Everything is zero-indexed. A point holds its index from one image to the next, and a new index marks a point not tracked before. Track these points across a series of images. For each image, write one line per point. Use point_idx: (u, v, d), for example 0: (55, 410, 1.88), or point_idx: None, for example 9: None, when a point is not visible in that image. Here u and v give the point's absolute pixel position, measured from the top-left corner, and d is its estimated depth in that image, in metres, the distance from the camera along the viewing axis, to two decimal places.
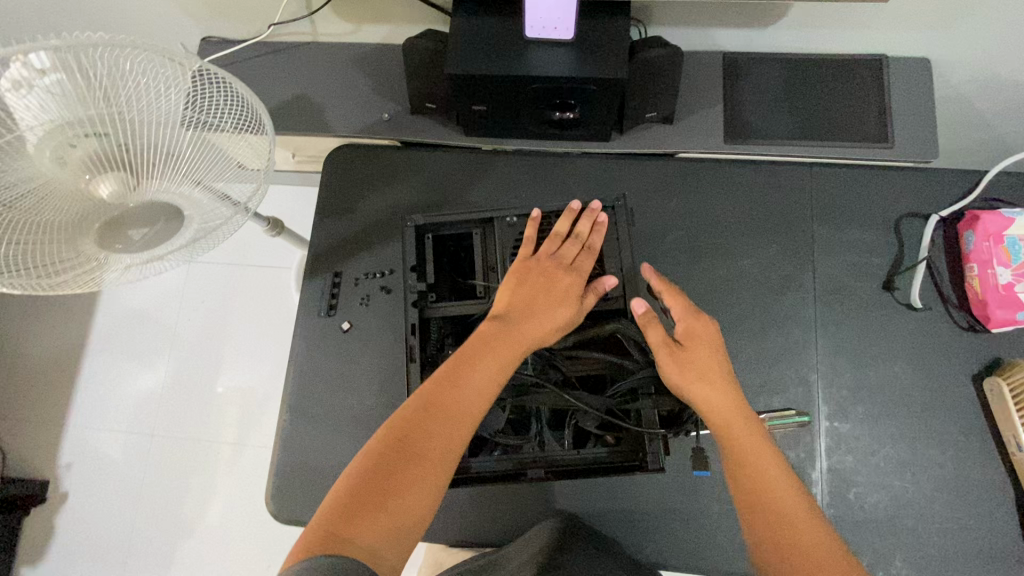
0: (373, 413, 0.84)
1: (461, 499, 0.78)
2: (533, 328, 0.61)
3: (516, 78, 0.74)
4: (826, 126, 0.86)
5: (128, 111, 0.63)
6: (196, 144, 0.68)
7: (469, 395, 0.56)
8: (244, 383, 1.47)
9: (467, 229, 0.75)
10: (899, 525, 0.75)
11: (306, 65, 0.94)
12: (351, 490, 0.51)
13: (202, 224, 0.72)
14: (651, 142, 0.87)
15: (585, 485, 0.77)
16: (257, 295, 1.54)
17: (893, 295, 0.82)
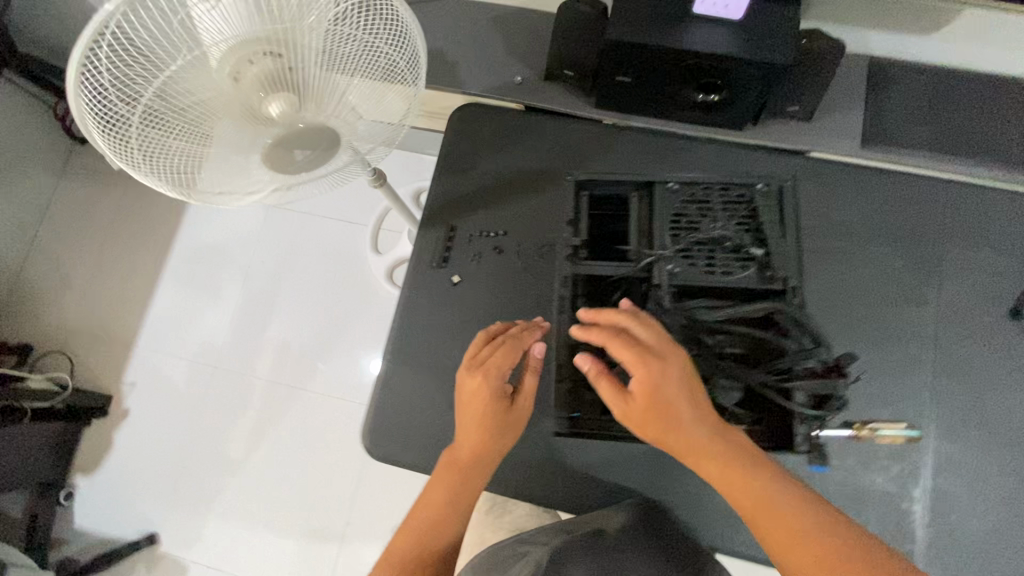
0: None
1: (555, 465, 0.79)
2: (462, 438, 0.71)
3: (676, 51, 0.74)
4: (967, 143, 0.85)
5: (302, 33, 0.63)
6: (360, 86, 0.71)
7: (449, 482, 0.72)
8: (310, 330, 1.50)
9: (624, 188, 0.77)
10: (1000, 555, 0.73)
11: (446, 20, 0.96)
12: (390, 564, 0.71)
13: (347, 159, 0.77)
14: (785, 136, 0.87)
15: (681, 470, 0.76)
16: (333, 246, 1.57)
17: (1019, 323, 0.80)
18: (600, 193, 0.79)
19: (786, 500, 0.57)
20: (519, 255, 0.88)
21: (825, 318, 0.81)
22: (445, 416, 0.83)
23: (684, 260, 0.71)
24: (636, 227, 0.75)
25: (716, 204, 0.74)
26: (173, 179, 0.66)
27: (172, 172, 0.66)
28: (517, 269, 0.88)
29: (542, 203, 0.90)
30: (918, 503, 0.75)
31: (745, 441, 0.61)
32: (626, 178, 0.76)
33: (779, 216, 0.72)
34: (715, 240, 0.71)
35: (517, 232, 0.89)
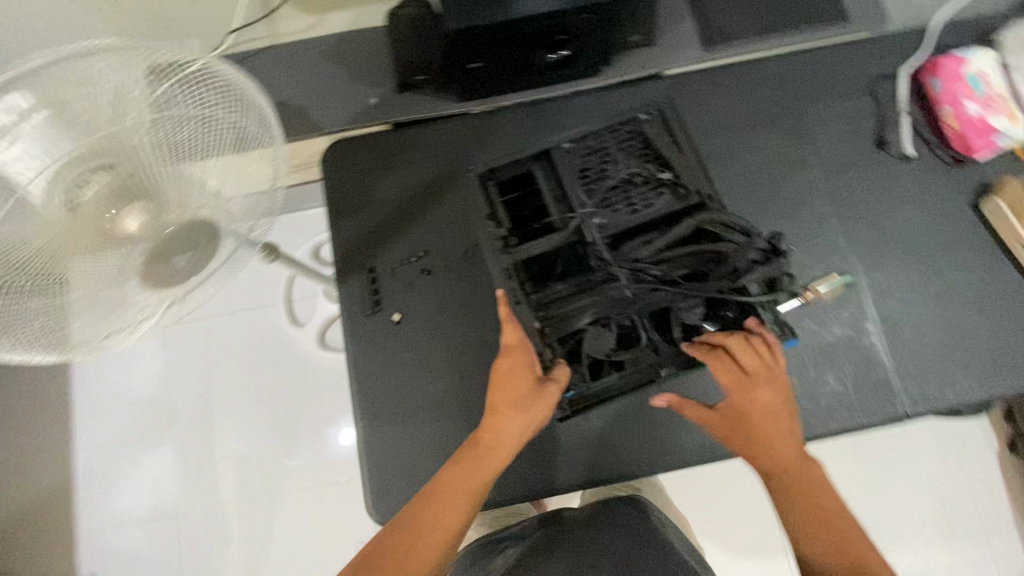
0: (449, 394, 0.82)
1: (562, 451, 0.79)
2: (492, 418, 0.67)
3: (513, 22, 0.75)
4: (787, 18, 0.93)
5: (129, 134, 0.57)
6: (217, 165, 0.63)
7: (448, 497, 0.62)
8: (263, 433, 1.39)
9: (527, 165, 0.82)
10: (950, 349, 0.83)
11: (275, 68, 0.90)
12: (374, 555, 0.58)
13: (230, 250, 0.65)
14: (639, 67, 0.92)
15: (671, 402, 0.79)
16: (251, 340, 1.46)
17: (887, 151, 0.89)
18: (507, 178, 0.82)
19: (834, 500, 0.64)
20: (448, 269, 0.85)
21: (737, 212, 0.87)
22: (442, 453, 0.80)
23: (606, 209, 0.78)
24: (552, 194, 0.80)
25: (611, 145, 0.82)
26: (53, 341, 0.58)
27: (47, 334, 0.57)
28: (450, 283, 0.85)
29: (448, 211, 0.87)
30: (873, 334, 0.83)
31: (802, 445, 0.67)
32: (525, 155, 0.82)
33: (668, 136, 0.82)
34: (622, 181, 0.80)
35: (435, 249, 0.86)
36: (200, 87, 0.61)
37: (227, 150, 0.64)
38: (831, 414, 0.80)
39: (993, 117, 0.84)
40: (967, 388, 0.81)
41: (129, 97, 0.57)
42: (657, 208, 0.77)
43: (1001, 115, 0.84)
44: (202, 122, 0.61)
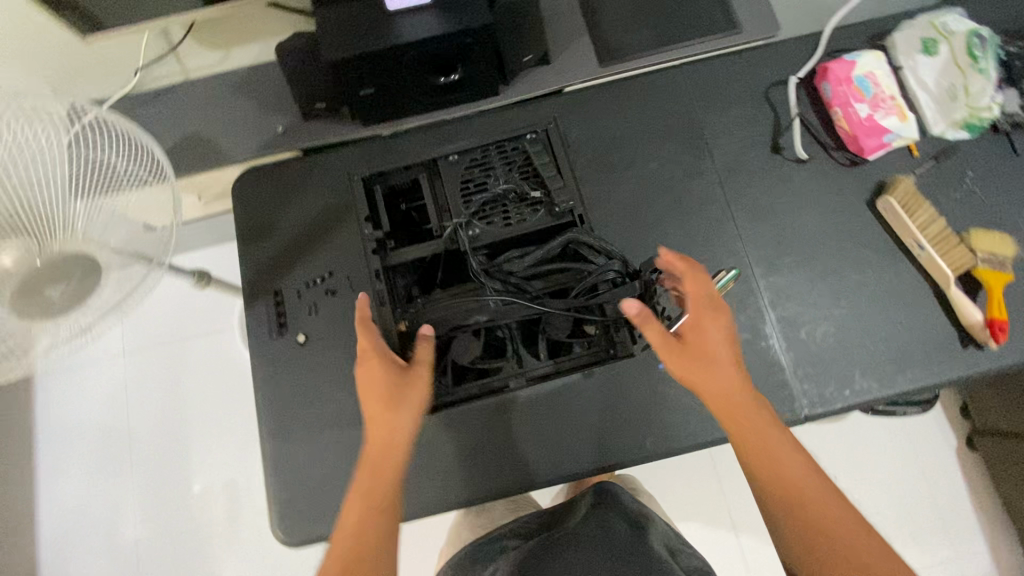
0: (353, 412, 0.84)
1: (473, 468, 0.76)
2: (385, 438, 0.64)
3: (392, 49, 0.77)
4: (681, 30, 0.95)
5: (19, 172, 0.64)
6: (102, 207, 0.68)
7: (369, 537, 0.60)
8: (223, 457, 1.44)
9: (413, 175, 0.87)
10: (849, 346, 0.83)
11: (184, 103, 0.93)
12: None
13: (117, 279, 0.66)
14: (536, 84, 0.93)
15: (588, 410, 0.77)
16: (206, 365, 1.49)
17: (782, 155, 0.90)
18: (398, 183, 0.88)
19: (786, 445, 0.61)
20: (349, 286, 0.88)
21: (634, 221, 0.88)
22: (346, 470, 0.82)
23: (482, 221, 0.79)
24: (434, 208, 0.82)
25: (496, 163, 0.85)
26: None
27: None
28: (352, 301, 0.87)
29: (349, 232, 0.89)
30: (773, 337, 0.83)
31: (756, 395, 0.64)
32: (413, 164, 0.87)
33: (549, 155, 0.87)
34: (501, 196, 0.80)
35: (339, 270, 0.88)
36: (100, 138, 0.67)
37: (114, 189, 0.69)
38: None
39: (883, 119, 0.87)
40: (866, 385, 0.81)
41: (28, 143, 0.65)
42: (531, 224, 0.78)
43: (890, 115, 0.87)
44: (103, 171, 0.68)
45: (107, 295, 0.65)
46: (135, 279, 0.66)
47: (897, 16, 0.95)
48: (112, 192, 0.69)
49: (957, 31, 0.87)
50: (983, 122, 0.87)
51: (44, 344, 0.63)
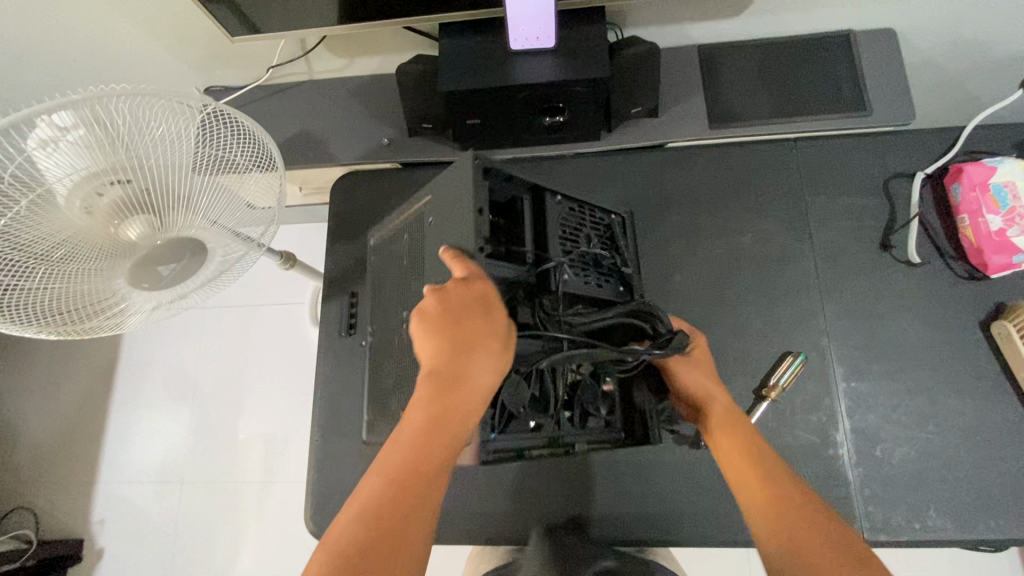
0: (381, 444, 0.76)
1: (506, 507, 0.83)
2: (449, 402, 0.55)
3: (506, 88, 0.79)
4: (805, 103, 0.90)
5: (153, 155, 0.67)
6: (220, 192, 0.74)
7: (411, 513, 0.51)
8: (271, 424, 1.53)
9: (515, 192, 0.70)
10: (929, 476, 0.76)
11: (305, 102, 0.99)
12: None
13: (223, 258, 0.79)
14: (639, 136, 0.92)
15: (624, 483, 0.82)
16: (274, 334, 1.59)
17: (890, 254, 0.84)
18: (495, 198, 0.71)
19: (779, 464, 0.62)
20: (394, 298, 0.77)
21: (714, 294, 0.86)
22: None
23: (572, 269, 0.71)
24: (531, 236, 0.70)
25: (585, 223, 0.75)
26: (50, 321, 0.69)
27: (49, 314, 0.68)
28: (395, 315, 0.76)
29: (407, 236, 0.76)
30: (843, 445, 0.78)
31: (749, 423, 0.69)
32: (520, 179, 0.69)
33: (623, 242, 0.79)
34: (592, 255, 0.73)
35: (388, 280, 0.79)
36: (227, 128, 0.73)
37: (231, 175, 0.75)
38: None
39: (1016, 236, 0.78)
40: (940, 524, 0.74)
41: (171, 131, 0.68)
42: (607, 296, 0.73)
43: None
44: (223, 154, 0.74)
45: (208, 269, 0.78)
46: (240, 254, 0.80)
47: None
48: (229, 174, 0.75)
49: None
50: None
51: (148, 306, 0.76)
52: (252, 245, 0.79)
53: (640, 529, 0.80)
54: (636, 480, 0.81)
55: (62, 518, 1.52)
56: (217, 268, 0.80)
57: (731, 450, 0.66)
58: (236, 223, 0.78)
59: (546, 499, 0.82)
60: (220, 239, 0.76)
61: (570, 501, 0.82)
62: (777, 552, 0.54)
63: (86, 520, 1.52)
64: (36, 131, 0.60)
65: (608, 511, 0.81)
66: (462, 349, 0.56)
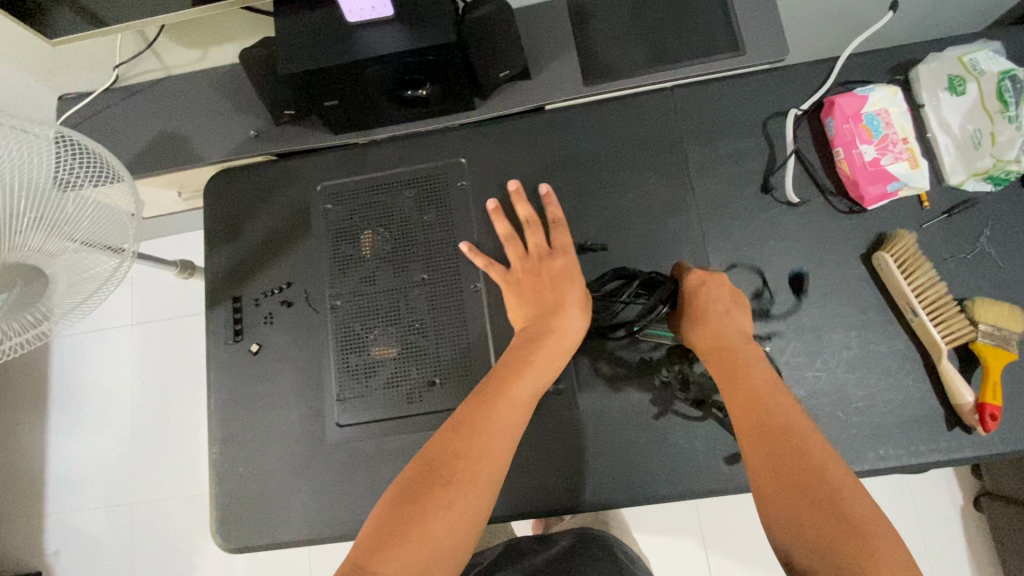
0: (348, 413, 0.82)
1: None
2: (540, 349, 0.71)
3: (352, 64, 0.74)
4: (677, 48, 0.87)
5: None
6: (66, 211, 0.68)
7: (494, 436, 0.64)
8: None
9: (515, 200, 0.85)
10: (819, 413, 0.76)
11: (163, 101, 0.93)
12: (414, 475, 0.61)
13: (79, 278, 0.74)
14: (515, 101, 0.88)
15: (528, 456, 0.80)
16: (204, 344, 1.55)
17: (772, 196, 0.83)
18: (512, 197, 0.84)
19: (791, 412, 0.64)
20: (368, 261, 0.86)
21: (601, 256, 0.84)
22: (286, 482, 0.83)
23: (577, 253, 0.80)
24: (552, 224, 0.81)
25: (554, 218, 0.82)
26: None
27: None
28: (377, 273, 0.85)
29: (398, 194, 0.88)
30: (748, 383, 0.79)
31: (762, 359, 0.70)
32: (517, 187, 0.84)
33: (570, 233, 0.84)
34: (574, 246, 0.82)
35: (354, 242, 0.87)
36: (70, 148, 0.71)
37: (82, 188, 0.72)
38: (674, 473, 0.77)
39: (890, 164, 0.78)
40: None
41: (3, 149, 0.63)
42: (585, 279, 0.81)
43: (899, 161, 0.78)
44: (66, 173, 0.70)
45: (62, 290, 0.74)
46: (106, 268, 0.77)
47: (927, 45, 0.84)
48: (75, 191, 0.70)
49: (989, 69, 0.76)
50: (1008, 175, 0.76)
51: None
52: (120, 257, 0.76)
53: (543, 500, 0.79)
54: (540, 453, 0.79)
55: (13, 556, 1.49)
56: (77, 290, 0.76)
57: (737, 396, 0.66)
58: (85, 233, 0.71)
59: None
60: (66, 256, 0.71)
61: None
62: (775, 506, 0.58)
63: (36, 552, 1.49)
64: None
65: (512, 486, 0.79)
66: (541, 286, 0.77)
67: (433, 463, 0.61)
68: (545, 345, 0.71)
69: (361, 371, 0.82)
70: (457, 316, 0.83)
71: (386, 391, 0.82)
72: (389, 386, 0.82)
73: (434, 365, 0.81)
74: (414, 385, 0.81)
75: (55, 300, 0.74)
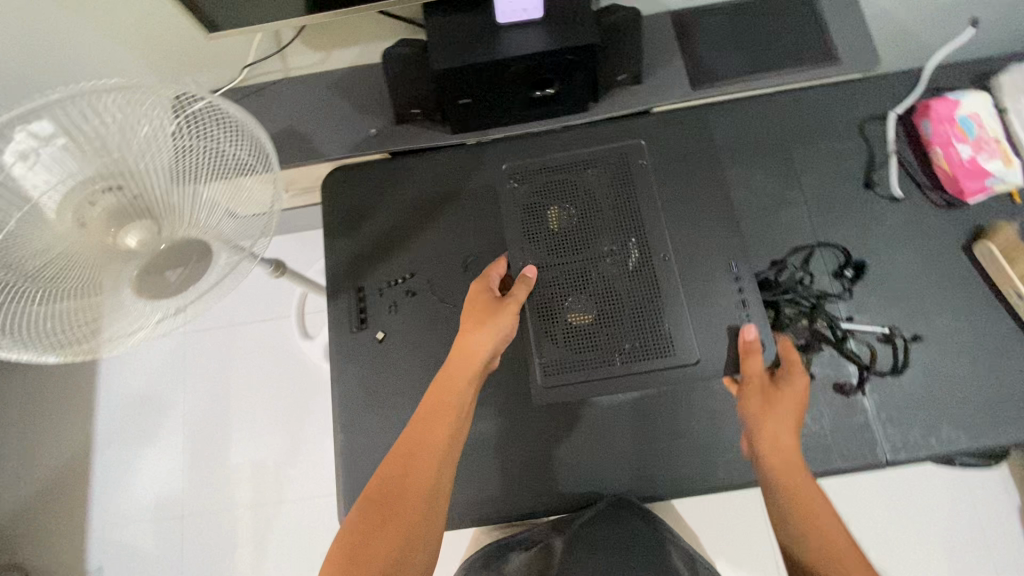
0: (548, 373, 0.80)
1: (543, 478, 0.83)
2: (463, 358, 0.73)
3: (497, 62, 0.79)
4: (778, 57, 0.93)
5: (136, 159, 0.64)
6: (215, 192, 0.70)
7: (429, 439, 0.67)
8: (272, 445, 1.47)
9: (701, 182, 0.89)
10: (938, 393, 0.80)
11: (285, 100, 0.97)
12: (379, 494, 0.63)
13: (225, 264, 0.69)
14: (626, 103, 0.94)
15: (662, 444, 0.83)
16: (262, 352, 1.54)
17: (875, 192, 0.89)
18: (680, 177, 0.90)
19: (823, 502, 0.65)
20: (557, 233, 0.84)
21: None
22: None
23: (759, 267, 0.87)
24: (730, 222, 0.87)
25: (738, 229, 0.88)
26: (69, 347, 0.63)
27: (60, 335, 0.62)
28: (565, 246, 0.83)
29: (582, 173, 0.88)
30: (879, 364, 0.82)
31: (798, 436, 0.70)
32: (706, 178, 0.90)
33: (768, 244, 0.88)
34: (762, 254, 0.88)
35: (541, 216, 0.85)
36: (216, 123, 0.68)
37: (222, 176, 0.70)
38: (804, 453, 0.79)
39: (987, 161, 0.84)
40: (954, 436, 0.78)
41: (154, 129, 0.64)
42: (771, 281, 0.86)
43: (994, 159, 0.85)
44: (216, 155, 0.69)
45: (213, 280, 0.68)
46: (231, 263, 0.69)
47: (1004, 58, 0.92)
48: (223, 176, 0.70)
49: None
50: None
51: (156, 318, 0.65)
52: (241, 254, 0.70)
53: (675, 483, 0.82)
54: (676, 441, 0.83)
55: (53, 570, 1.42)
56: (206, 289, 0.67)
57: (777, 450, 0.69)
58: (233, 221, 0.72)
59: (580, 464, 0.83)
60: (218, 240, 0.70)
61: (604, 463, 0.83)
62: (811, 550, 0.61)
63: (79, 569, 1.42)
64: (13, 142, 0.57)
65: (646, 471, 0.82)
66: (476, 309, 0.77)
67: (396, 478, 0.64)
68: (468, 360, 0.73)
69: (562, 335, 0.80)
70: (646, 284, 0.81)
71: (584, 364, 0.79)
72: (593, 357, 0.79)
73: (633, 334, 0.79)
74: (611, 348, 0.79)
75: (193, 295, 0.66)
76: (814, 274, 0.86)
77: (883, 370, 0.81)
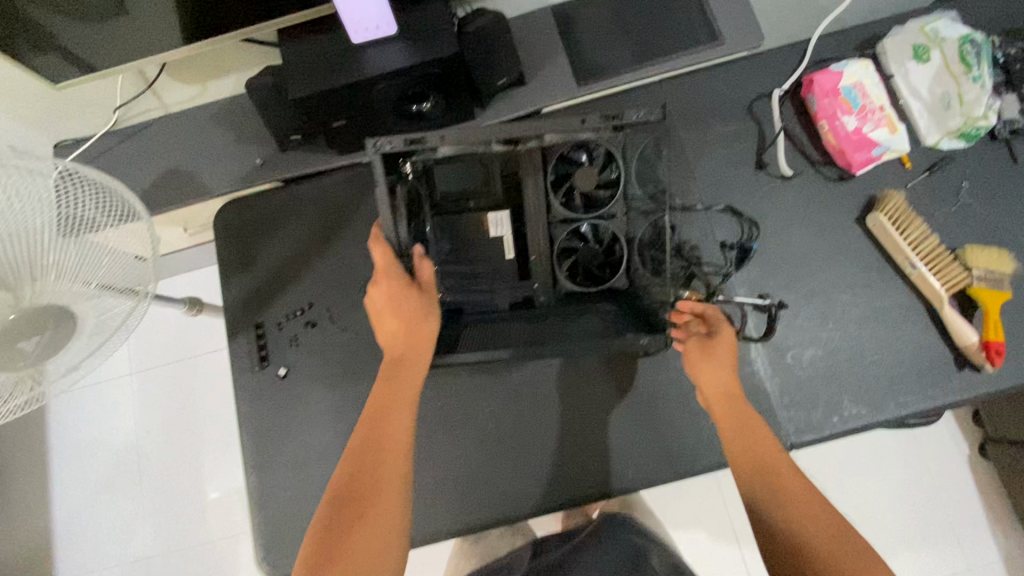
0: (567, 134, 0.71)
1: (457, 500, 0.80)
2: (412, 331, 0.68)
3: (362, 81, 0.76)
4: (661, 42, 0.90)
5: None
6: (78, 248, 0.68)
7: (395, 411, 0.61)
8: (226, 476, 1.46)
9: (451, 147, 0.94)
10: (838, 370, 0.80)
11: (166, 138, 0.94)
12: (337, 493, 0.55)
13: (108, 316, 0.72)
14: (512, 107, 0.91)
15: (568, 449, 0.81)
16: (204, 385, 1.52)
17: (767, 172, 0.88)
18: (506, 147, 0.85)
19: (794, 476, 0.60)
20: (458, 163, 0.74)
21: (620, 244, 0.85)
22: None
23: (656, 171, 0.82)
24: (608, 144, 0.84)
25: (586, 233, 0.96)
26: None
27: None
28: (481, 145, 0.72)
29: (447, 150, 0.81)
30: (748, 330, 0.83)
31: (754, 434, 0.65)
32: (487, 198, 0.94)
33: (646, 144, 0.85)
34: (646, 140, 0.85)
35: (497, 245, 0.77)
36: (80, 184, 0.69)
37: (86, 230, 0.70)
38: (706, 445, 0.79)
39: (871, 131, 0.84)
40: (856, 411, 0.79)
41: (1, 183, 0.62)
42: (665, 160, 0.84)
43: (878, 128, 0.84)
44: (78, 214, 0.69)
45: (90, 335, 0.70)
46: (122, 310, 0.73)
47: (888, 21, 0.90)
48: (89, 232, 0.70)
49: (949, 36, 0.82)
50: (979, 130, 0.82)
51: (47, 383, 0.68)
52: (135, 295, 0.73)
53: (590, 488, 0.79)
54: (580, 431, 0.81)
55: None
56: (95, 335, 0.71)
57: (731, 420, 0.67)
58: (100, 277, 0.70)
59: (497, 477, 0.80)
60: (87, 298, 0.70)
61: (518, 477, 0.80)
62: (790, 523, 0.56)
63: None
64: None
65: (558, 479, 0.80)
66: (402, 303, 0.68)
67: (349, 483, 0.56)
68: (404, 339, 0.67)
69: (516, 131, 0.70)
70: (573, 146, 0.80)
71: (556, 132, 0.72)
72: (628, 267, 0.79)
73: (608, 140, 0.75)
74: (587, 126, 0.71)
75: (82, 342, 0.69)
76: (711, 262, 0.85)
77: (753, 337, 0.81)
